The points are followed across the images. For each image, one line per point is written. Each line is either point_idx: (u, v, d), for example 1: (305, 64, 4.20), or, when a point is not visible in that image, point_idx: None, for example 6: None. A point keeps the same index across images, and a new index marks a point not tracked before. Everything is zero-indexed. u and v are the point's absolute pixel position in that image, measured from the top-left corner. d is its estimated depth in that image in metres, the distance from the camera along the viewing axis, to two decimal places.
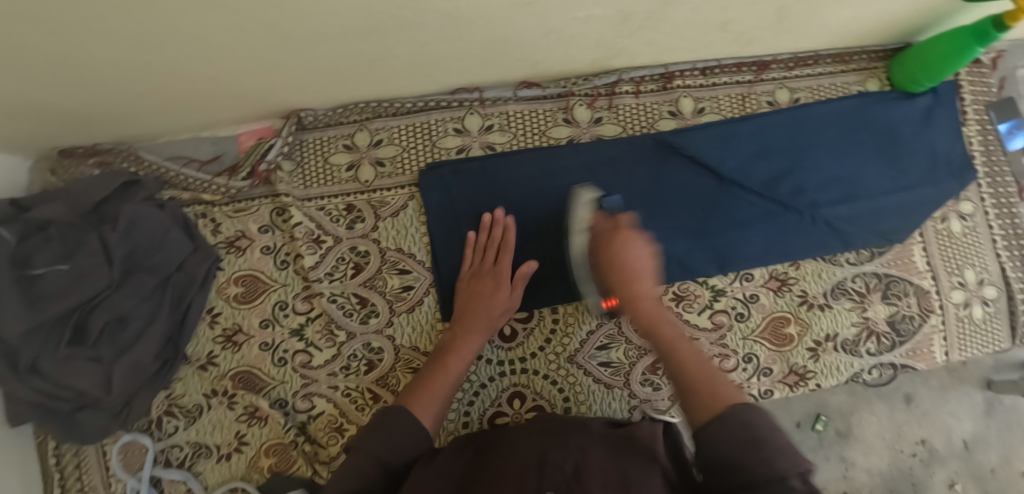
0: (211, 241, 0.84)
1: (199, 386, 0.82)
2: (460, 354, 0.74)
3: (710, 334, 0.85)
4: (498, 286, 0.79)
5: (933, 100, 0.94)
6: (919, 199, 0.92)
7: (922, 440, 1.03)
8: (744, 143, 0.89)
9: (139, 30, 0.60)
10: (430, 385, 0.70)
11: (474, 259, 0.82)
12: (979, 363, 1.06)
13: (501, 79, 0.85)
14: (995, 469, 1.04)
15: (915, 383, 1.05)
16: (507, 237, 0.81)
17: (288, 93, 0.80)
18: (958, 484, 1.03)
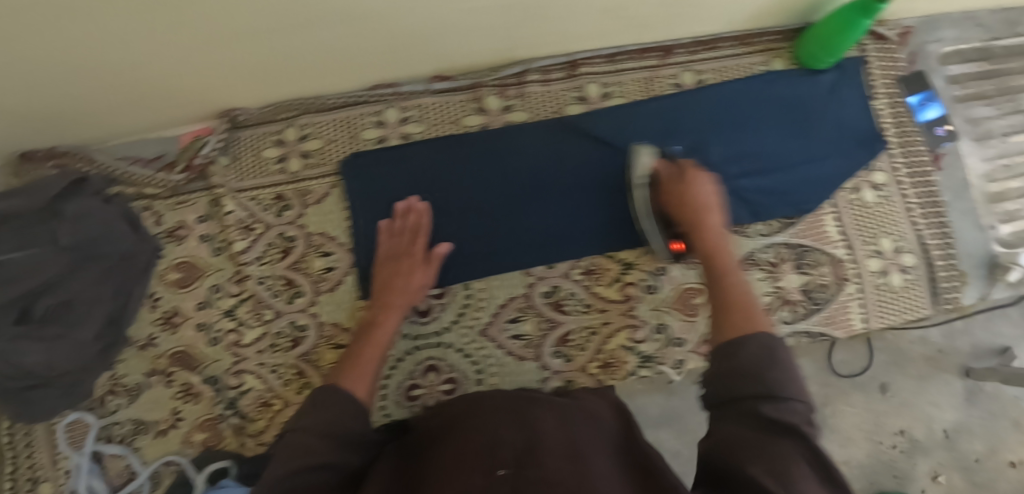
0: (154, 231, 0.91)
1: (140, 366, 0.88)
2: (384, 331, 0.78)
3: (620, 306, 0.88)
4: (418, 269, 0.84)
5: (838, 75, 0.98)
6: (829, 171, 0.95)
7: None
8: (652, 123, 0.94)
9: (56, 40, 0.67)
10: (361, 360, 0.73)
11: (391, 243, 0.86)
12: None
13: (413, 73, 0.91)
14: None
15: None
16: (423, 222, 0.86)
17: (217, 93, 0.87)
18: None
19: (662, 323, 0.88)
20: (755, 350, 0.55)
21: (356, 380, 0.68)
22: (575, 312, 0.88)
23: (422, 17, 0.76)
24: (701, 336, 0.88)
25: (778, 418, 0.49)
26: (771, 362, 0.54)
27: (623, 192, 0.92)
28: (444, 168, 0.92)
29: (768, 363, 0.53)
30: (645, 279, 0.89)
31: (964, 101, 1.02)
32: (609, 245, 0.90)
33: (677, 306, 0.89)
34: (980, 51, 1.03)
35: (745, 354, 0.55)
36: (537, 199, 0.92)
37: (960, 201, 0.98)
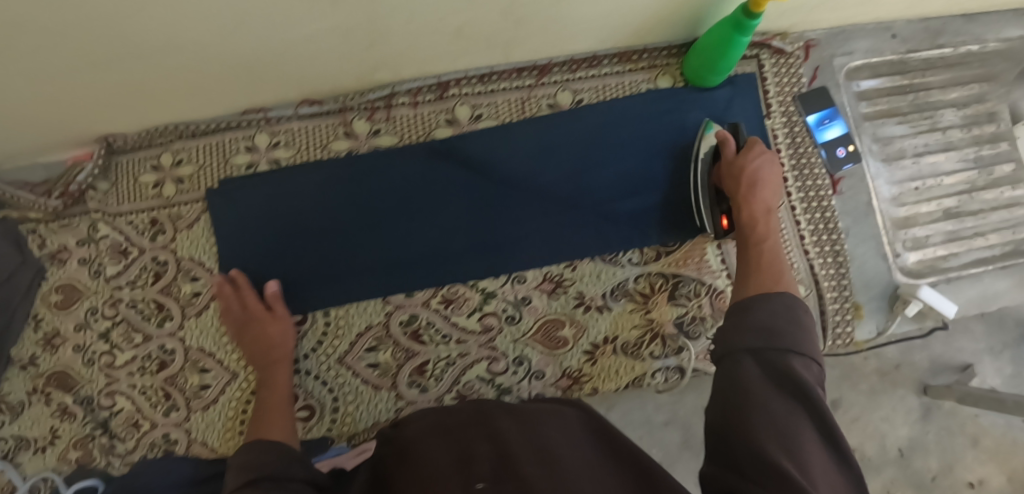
0: (37, 254, 0.93)
1: (22, 385, 0.91)
2: (280, 380, 0.81)
3: (479, 337, 0.87)
4: (263, 314, 0.84)
5: (731, 91, 0.91)
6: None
7: (853, 447, 1.22)
8: (524, 144, 0.90)
9: None
10: (272, 415, 0.74)
11: (229, 318, 0.85)
12: (916, 369, 1.25)
13: (279, 98, 0.90)
14: (936, 476, 1.22)
15: (845, 390, 1.24)
16: (240, 284, 0.86)
17: (86, 123, 0.88)
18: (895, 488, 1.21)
19: (522, 356, 0.86)
20: (771, 310, 0.57)
21: (271, 429, 0.70)
22: (432, 343, 0.87)
23: (256, 48, 0.75)
24: (561, 369, 0.86)
25: (795, 384, 0.50)
26: (797, 323, 0.56)
27: (488, 218, 0.88)
28: (307, 193, 0.89)
29: (791, 325, 0.55)
30: (505, 309, 0.87)
31: (873, 118, 0.96)
32: (469, 274, 0.87)
33: (539, 338, 0.87)
34: (895, 64, 0.96)
35: (760, 312, 0.57)
36: (398, 224, 0.88)
37: (860, 227, 0.92)
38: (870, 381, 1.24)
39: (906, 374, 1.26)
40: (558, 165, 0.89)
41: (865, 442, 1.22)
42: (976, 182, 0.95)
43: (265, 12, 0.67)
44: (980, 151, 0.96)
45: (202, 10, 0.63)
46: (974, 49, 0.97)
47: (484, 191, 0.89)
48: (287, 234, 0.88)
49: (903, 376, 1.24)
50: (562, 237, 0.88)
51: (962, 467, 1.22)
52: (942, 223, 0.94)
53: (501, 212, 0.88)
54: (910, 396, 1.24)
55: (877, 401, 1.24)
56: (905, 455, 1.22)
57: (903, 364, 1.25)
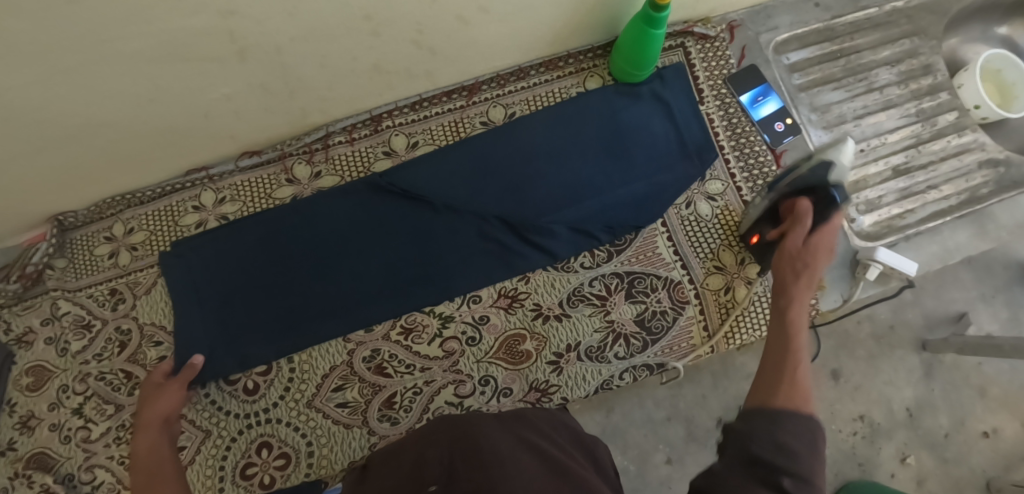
0: (3, 339, 0.94)
1: (2, 471, 0.91)
2: (141, 450, 0.73)
3: (443, 362, 0.87)
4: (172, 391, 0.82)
5: (658, 86, 0.93)
6: (657, 186, 0.90)
7: (860, 416, 1.19)
8: (458, 167, 0.90)
9: None
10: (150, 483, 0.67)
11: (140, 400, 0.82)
12: (911, 328, 1.23)
13: (218, 154, 0.92)
14: (949, 434, 1.18)
15: (845, 359, 1.21)
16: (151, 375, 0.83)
17: (34, 204, 0.90)
18: (909, 456, 1.17)
19: (487, 375, 0.86)
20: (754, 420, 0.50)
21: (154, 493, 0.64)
22: (397, 374, 0.87)
23: (176, 110, 0.78)
24: (528, 383, 0.86)
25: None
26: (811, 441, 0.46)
27: (433, 244, 0.88)
28: (257, 248, 0.90)
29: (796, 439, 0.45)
30: (465, 331, 0.87)
31: (808, 88, 0.95)
32: (424, 301, 0.88)
33: (501, 355, 0.86)
34: (822, 32, 0.96)
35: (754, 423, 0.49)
36: (347, 265, 0.89)
37: None
38: (866, 347, 1.22)
39: (902, 334, 1.23)
40: (499, 186, 0.89)
41: (871, 408, 1.19)
42: (921, 135, 0.94)
43: (175, 71, 0.71)
44: (921, 105, 0.95)
45: (106, 80, 0.69)
46: (899, 6, 0.97)
47: (426, 220, 0.89)
48: (241, 293, 0.89)
49: (898, 337, 1.22)
50: (510, 252, 0.88)
51: (973, 418, 1.19)
52: (892, 182, 0.92)
53: (446, 237, 0.88)
54: (910, 355, 1.22)
55: (877, 367, 1.21)
56: (914, 414, 1.18)
57: (897, 324, 1.23)
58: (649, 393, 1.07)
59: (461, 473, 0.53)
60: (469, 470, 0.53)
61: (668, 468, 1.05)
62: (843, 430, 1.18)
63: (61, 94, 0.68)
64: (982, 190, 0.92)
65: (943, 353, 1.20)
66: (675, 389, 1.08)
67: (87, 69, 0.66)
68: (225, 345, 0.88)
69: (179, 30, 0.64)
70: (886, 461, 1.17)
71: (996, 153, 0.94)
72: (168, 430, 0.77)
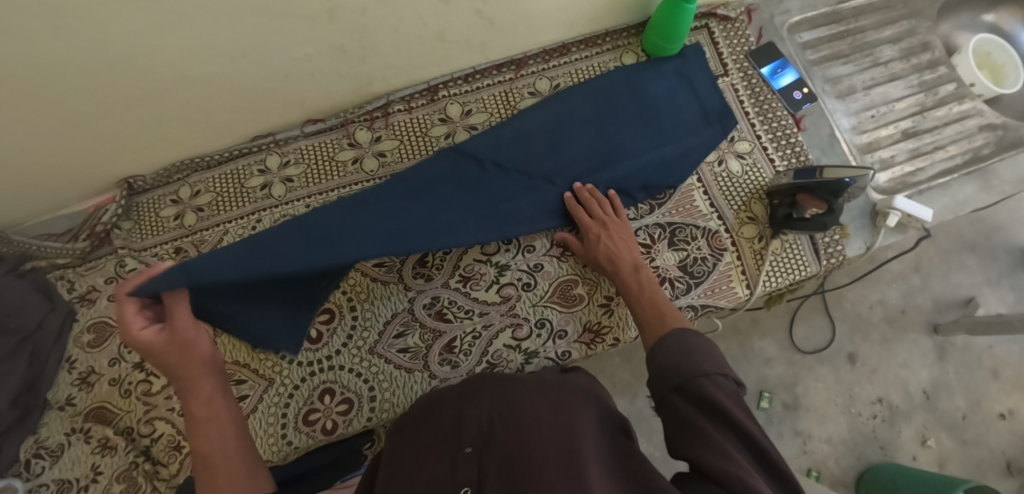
0: (68, 297, 0.97)
1: (61, 427, 0.92)
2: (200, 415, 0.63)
3: (500, 307, 0.91)
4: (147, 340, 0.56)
5: (681, 62, 1.01)
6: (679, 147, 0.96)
7: (879, 399, 1.24)
8: (505, 129, 0.93)
9: None
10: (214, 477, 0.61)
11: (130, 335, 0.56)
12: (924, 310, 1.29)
13: (284, 121, 0.99)
14: (966, 415, 1.23)
15: (858, 343, 1.27)
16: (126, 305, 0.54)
17: (109, 165, 0.95)
18: (929, 438, 1.22)
19: (543, 318, 0.91)
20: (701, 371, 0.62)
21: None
22: (457, 319, 0.91)
23: (259, 68, 0.85)
24: (582, 325, 0.91)
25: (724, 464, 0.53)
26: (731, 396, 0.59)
27: (480, 193, 0.86)
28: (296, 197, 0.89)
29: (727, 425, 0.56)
30: (521, 277, 0.92)
31: (821, 63, 1.06)
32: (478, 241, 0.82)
33: (556, 299, 0.92)
34: (829, 15, 1.07)
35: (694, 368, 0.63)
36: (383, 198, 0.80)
37: (830, 158, 0.99)
38: (881, 330, 1.27)
39: (913, 318, 1.29)
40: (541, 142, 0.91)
41: (889, 390, 1.24)
42: (925, 103, 1.05)
43: (268, 26, 0.78)
44: (922, 77, 1.06)
45: (208, 31, 0.75)
46: None
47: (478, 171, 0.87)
48: None
49: (910, 319, 1.28)
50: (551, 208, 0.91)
51: (989, 400, 1.24)
52: (902, 143, 1.02)
53: (492, 188, 0.87)
54: (923, 338, 1.27)
55: (893, 350, 1.27)
56: (931, 396, 1.24)
57: (909, 308, 1.29)
58: None
59: (499, 434, 0.59)
60: (506, 433, 0.58)
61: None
62: (865, 413, 1.23)
63: (166, 44, 0.75)
64: (984, 150, 1.02)
65: (954, 335, 1.26)
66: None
67: (198, 16, 0.72)
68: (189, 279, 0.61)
69: None
70: (906, 443, 1.22)
71: (993, 119, 1.04)
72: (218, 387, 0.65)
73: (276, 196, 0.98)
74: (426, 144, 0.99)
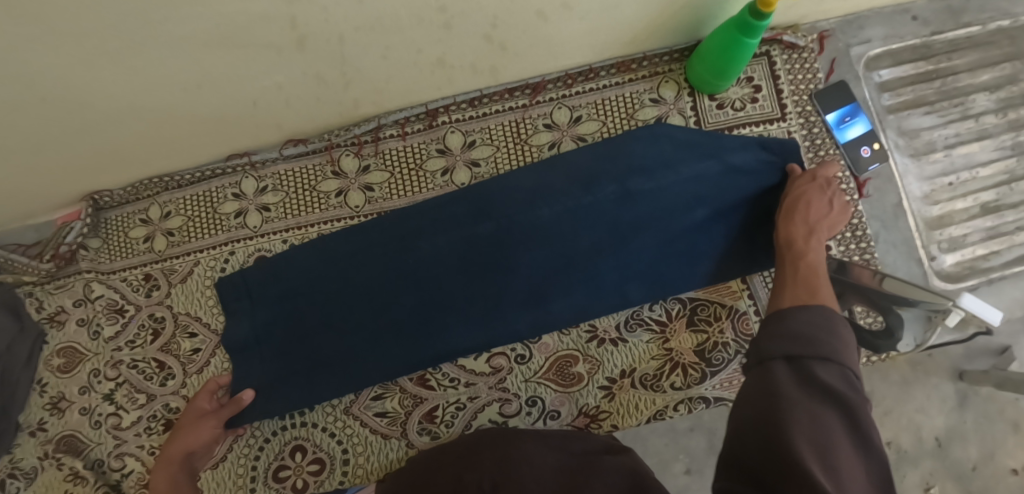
0: (36, 317, 0.92)
1: (33, 450, 0.90)
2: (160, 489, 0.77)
3: (489, 379, 0.83)
4: (174, 488, 0.77)
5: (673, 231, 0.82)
6: (716, 209, 0.81)
7: (887, 442, 0.99)
8: (515, 308, 0.81)
9: None
10: None
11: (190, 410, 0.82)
12: (948, 354, 1.00)
13: (261, 141, 0.86)
14: (977, 466, 0.97)
15: (875, 379, 0.99)
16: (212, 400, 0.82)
17: (71, 182, 0.86)
18: (935, 488, 0.97)
19: (535, 396, 0.82)
20: (808, 316, 0.56)
21: None
22: (440, 388, 0.83)
23: (221, 95, 0.71)
24: (578, 408, 0.82)
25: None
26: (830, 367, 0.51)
27: (480, 276, 0.81)
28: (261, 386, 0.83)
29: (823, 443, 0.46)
30: (515, 348, 0.83)
31: (898, 110, 0.87)
32: (397, 242, 0.83)
33: (552, 376, 0.82)
34: (918, 49, 0.88)
35: (796, 318, 0.57)
36: (396, 308, 0.81)
37: (891, 233, 0.85)
38: (902, 372, 1.00)
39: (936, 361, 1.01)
40: (534, 301, 0.82)
41: (899, 435, 0.98)
42: (1015, 171, 0.87)
43: (227, 58, 0.63)
44: (1017, 137, 0.87)
45: (152, 66, 0.61)
46: (1005, 24, 0.88)
47: (484, 249, 0.81)
48: (309, 329, 0.82)
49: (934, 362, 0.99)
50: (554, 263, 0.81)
51: (1002, 452, 0.98)
52: (980, 218, 0.86)
53: (500, 270, 0.81)
54: (945, 383, 1.00)
55: (912, 392, 0.99)
56: (943, 445, 0.98)
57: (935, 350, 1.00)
58: None
59: None
60: None
61: (687, 479, 0.89)
62: None
63: (101, 78, 0.62)
64: None
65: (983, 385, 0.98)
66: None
67: (135, 53, 0.58)
68: (261, 324, 0.84)
69: (236, 13, 0.55)
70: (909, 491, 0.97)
71: None
72: (182, 472, 0.79)
73: (251, 226, 0.89)
74: (420, 180, 0.87)
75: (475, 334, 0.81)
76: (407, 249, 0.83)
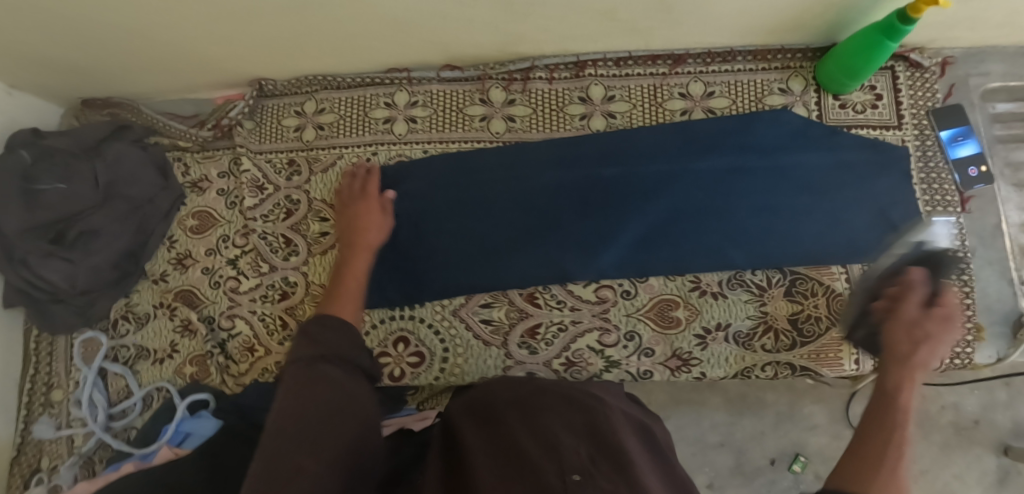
0: (181, 181, 1.01)
1: (150, 298, 0.98)
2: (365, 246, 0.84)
3: (593, 307, 0.88)
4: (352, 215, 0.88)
5: (780, 208, 0.90)
6: (814, 191, 0.91)
7: None
8: (630, 247, 0.89)
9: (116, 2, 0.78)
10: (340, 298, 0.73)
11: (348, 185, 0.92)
12: (995, 426, 1.03)
13: (424, 60, 0.96)
14: None
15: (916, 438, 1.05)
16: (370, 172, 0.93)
17: (248, 61, 0.96)
18: None
19: (633, 331, 0.88)
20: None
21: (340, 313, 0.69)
22: (547, 307, 0.89)
23: (419, 4, 0.80)
24: (672, 350, 0.87)
25: None
26: None
27: (599, 213, 0.90)
28: (378, 275, 0.90)
29: None
30: (622, 283, 0.89)
31: (1006, 142, 0.95)
32: (531, 173, 0.92)
33: (651, 316, 0.88)
34: None
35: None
36: (518, 228, 0.91)
37: (987, 251, 0.91)
38: (945, 434, 1.04)
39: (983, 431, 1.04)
40: (645, 246, 0.89)
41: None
42: None
43: None
44: None
45: None
46: None
47: (607, 191, 0.91)
48: (439, 232, 0.91)
49: (979, 430, 1.03)
50: (667, 214, 0.90)
51: None
52: None
53: (618, 213, 0.90)
54: (987, 455, 1.03)
55: (950, 458, 1.03)
56: None
57: (983, 421, 1.03)
58: (709, 413, 1.07)
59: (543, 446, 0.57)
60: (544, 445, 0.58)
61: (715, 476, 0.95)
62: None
63: None
64: None
65: None
66: (734, 417, 1.07)
67: None
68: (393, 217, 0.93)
69: None
70: None
71: None
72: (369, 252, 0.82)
73: (396, 134, 0.96)
74: (559, 120, 0.95)
75: (589, 264, 0.88)
76: (537, 178, 0.92)
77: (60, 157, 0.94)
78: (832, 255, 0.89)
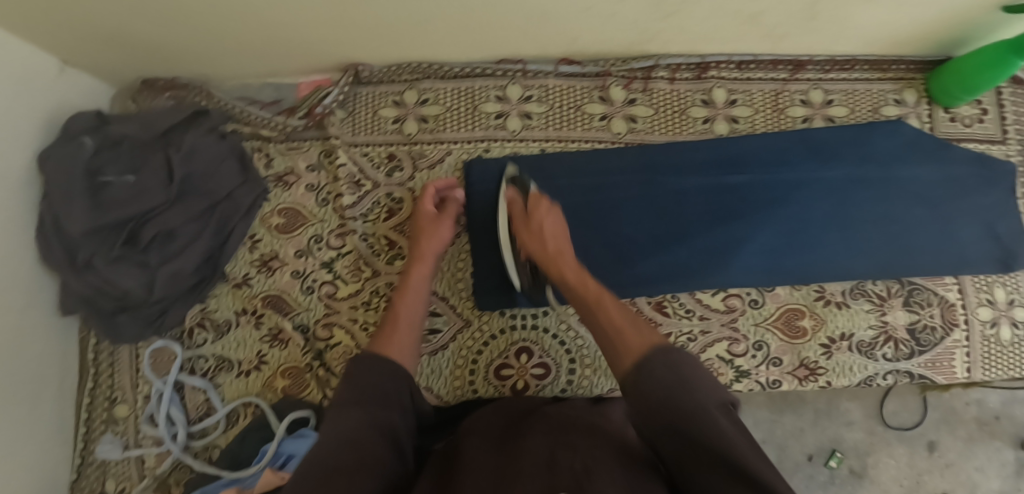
0: (263, 174, 0.91)
1: (231, 304, 0.88)
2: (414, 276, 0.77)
3: (722, 316, 0.87)
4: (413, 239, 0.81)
5: (898, 217, 0.91)
6: (933, 201, 0.92)
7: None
8: (757, 255, 0.88)
9: None
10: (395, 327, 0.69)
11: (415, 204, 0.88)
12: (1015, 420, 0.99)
13: (543, 53, 0.90)
14: None
15: (942, 431, 1.00)
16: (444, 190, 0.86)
17: (349, 46, 0.86)
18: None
19: (762, 340, 0.87)
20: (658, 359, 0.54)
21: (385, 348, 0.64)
22: (676, 316, 0.87)
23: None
24: (800, 359, 0.87)
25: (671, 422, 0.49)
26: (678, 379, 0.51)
27: (725, 221, 0.89)
28: (500, 282, 0.86)
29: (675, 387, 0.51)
30: (749, 293, 0.88)
31: None
32: (657, 178, 0.89)
33: (779, 325, 0.88)
34: None
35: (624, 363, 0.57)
36: (645, 234, 0.88)
37: None
38: (969, 429, 0.99)
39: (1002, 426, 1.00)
40: (771, 254, 0.89)
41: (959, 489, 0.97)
42: None
43: None
44: None
45: None
46: None
47: (733, 197, 0.90)
48: None
49: (1002, 425, 0.99)
50: (791, 222, 0.90)
51: None
52: None
53: (743, 221, 0.89)
54: (1006, 448, 0.98)
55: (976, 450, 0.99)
56: None
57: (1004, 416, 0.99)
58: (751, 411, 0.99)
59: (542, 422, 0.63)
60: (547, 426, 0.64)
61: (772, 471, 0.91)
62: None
63: None
64: None
65: None
66: (776, 414, 1.00)
67: None
68: None
69: None
70: None
71: None
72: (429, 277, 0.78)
73: (510, 130, 0.91)
74: (681, 124, 0.92)
75: (717, 272, 0.87)
76: (663, 183, 0.89)
77: (128, 147, 0.84)
78: (948, 265, 0.91)
